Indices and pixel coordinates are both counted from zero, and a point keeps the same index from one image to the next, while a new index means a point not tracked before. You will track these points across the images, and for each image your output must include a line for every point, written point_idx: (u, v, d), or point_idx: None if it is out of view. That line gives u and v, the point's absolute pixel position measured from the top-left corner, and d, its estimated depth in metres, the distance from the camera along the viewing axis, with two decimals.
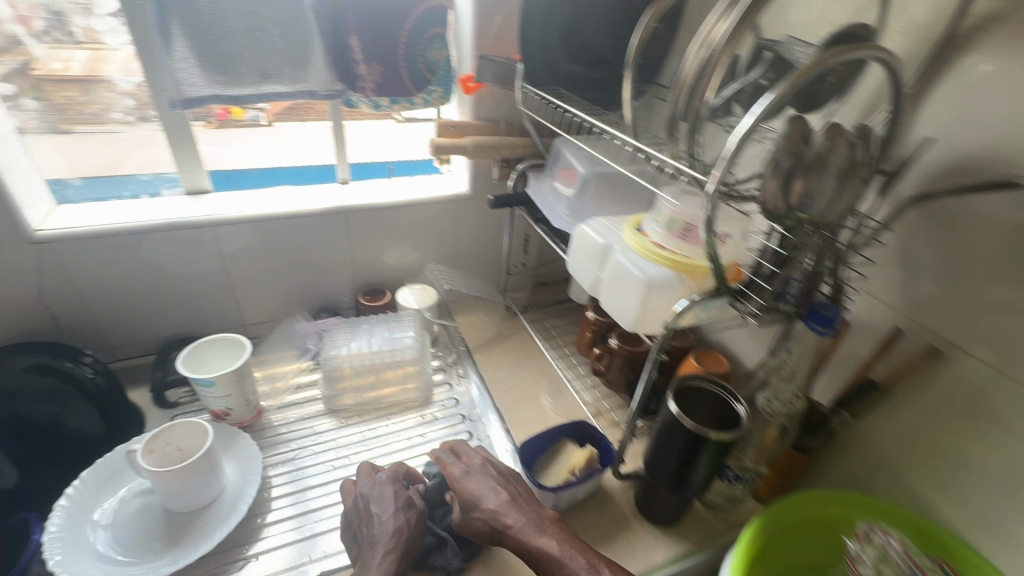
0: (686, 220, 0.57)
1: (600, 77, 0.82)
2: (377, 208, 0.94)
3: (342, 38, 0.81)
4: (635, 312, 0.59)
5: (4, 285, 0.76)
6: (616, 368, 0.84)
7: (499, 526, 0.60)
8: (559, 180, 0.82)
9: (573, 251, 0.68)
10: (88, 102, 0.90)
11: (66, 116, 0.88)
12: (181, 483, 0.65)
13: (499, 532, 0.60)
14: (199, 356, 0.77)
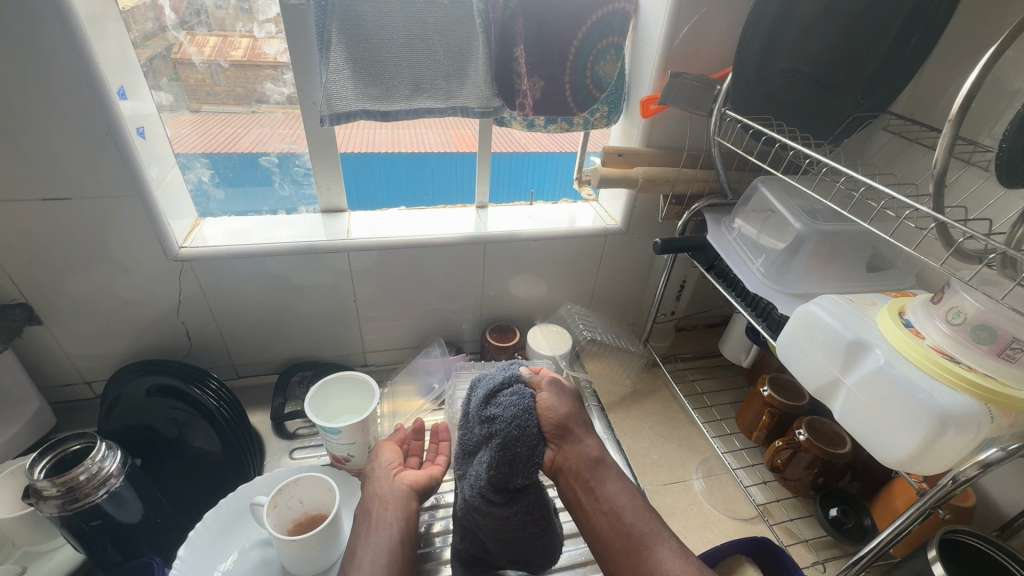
0: (1013, 334, 0.40)
1: (823, 104, 0.65)
2: (517, 238, 0.84)
3: (508, 48, 0.70)
4: (909, 446, 0.42)
5: (147, 297, 0.75)
6: (801, 467, 0.67)
7: (562, 431, 0.56)
8: (754, 230, 0.67)
9: (795, 339, 0.53)
10: (217, 84, 0.70)
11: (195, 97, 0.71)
12: (304, 549, 0.59)
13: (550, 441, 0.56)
14: (324, 395, 0.71)
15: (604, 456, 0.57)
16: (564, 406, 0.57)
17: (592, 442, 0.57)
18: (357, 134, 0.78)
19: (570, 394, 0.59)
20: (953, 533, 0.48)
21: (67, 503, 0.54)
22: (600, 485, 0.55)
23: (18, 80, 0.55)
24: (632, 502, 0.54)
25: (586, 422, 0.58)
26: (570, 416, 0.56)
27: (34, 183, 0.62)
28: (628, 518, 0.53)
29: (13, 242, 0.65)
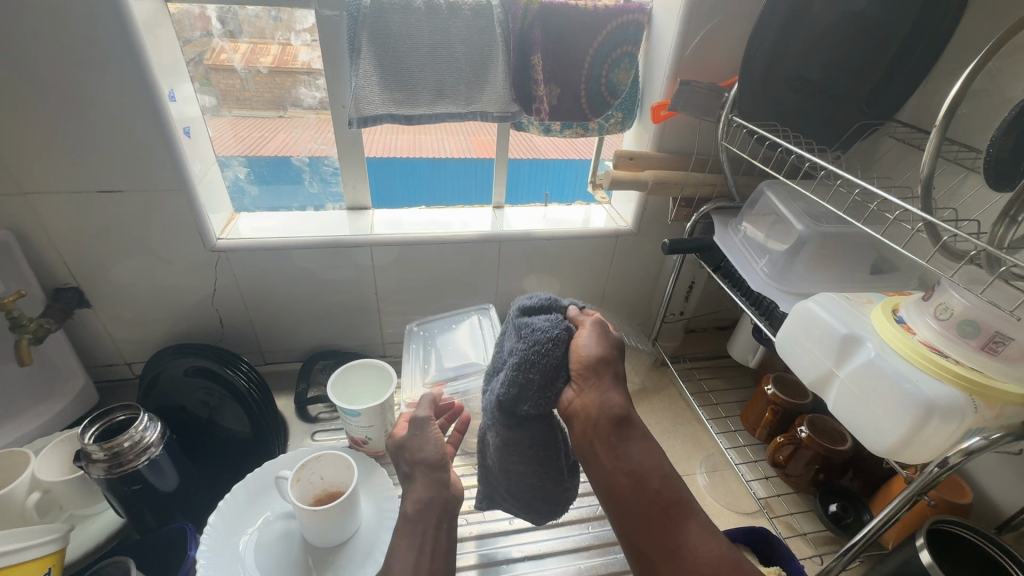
0: (996, 328, 0.42)
1: (829, 113, 0.67)
2: (532, 238, 0.87)
3: (525, 56, 0.74)
4: (896, 434, 0.45)
5: (186, 284, 0.80)
6: (801, 463, 0.69)
7: (590, 374, 0.50)
8: (759, 232, 0.69)
9: (792, 333, 0.55)
10: (247, 93, 0.76)
11: (226, 102, 0.77)
12: (324, 520, 0.63)
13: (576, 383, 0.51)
14: (345, 381, 0.75)
15: (632, 413, 0.50)
16: (598, 350, 0.51)
17: (617, 396, 0.50)
18: (379, 138, 0.82)
19: (612, 342, 0.53)
20: (943, 522, 0.49)
21: (113, 466, 0.59)
22: (624, 442, 0.49)
23: (83, 84, 0.61)
24: (658, 462, 0.49)
25: (619, 371, 0.52)
26: (602, 363, 0.51)
27: (90, 178, 0.68)
28: (653, 481, 0.48)
29: (69, 231, 0.71)
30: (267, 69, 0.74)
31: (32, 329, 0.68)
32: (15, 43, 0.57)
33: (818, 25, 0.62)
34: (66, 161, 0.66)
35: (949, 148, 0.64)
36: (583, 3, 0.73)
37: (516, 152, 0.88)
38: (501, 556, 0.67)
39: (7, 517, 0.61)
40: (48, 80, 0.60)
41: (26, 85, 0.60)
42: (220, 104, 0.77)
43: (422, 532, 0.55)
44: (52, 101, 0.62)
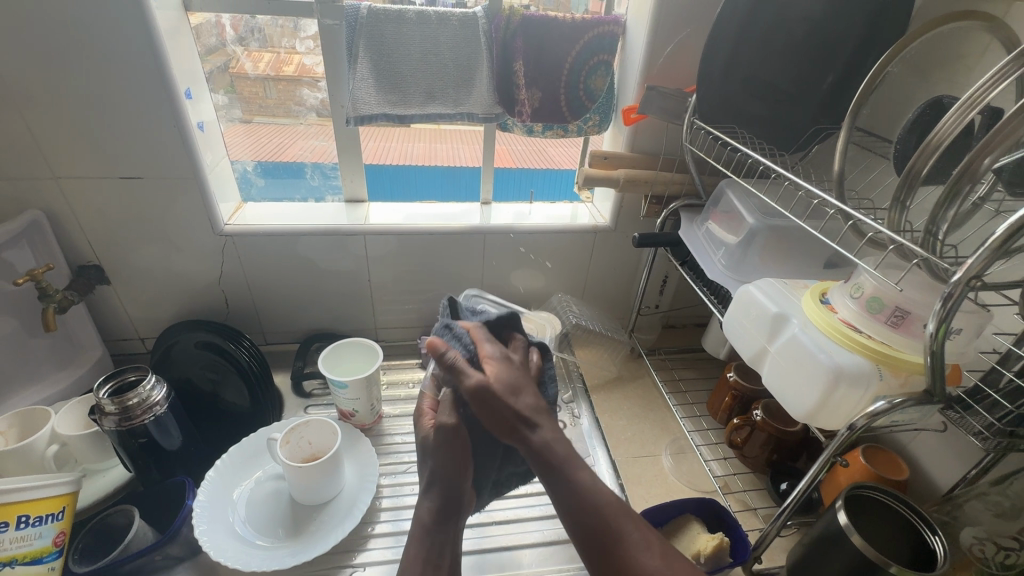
0: (897, 302, 0.47)
1: (784, 118, 0.73)
2: (515, 231, 0.93)
3: (508, 63, 0.81)
4: (814, 402, 0.50)
5: (195, 266, 0.88)
6: (757, 445, 0.73)
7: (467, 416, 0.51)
8: (719, 226, 0.74)
9: (735, 314, 0.60)
10: (268, 99, 0.85)
11: (250, 108, 0.86)
12: (310, 478, 0.69)
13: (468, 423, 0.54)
14: (336, 357, 0.82)
15: (547, 455, 0.47)
16: (482, 408, 0.50)
17: (534, 437, 0.48)
18: (397, 145, 0.94)
19: (501, 387, 0.50)
20: (863, 488, 0.53)
21: (123, 419, 0.66)
22: (551, 474, 0.47)
23: (112, 82, 0.69)
24: (597, 500, 0.45)
25: (517, 412, 0.49)
26: (490, 417, 0.50)
27: (114, 166, 0.76)
28: (590, 518, 0.44)
29: (94, 213, 0.79)
30: (291, 75, 0.82)
31: (58, 299, 0.76)
32: (55, 46, 0.66)
33: (770, 36, 0.67)
34: (94, 151, 0.74)
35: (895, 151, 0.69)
36: (562, 15, 0.79)
37: (529, 160, 0.99)
38: (472, 519, 0.72)
39: (28, 465, 0.68)
40: (82, 78, 0.68)
41: (62, 82, 0.68)
42: (242, 111, 0.86)
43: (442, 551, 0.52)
44: (85, 97, 0.70)
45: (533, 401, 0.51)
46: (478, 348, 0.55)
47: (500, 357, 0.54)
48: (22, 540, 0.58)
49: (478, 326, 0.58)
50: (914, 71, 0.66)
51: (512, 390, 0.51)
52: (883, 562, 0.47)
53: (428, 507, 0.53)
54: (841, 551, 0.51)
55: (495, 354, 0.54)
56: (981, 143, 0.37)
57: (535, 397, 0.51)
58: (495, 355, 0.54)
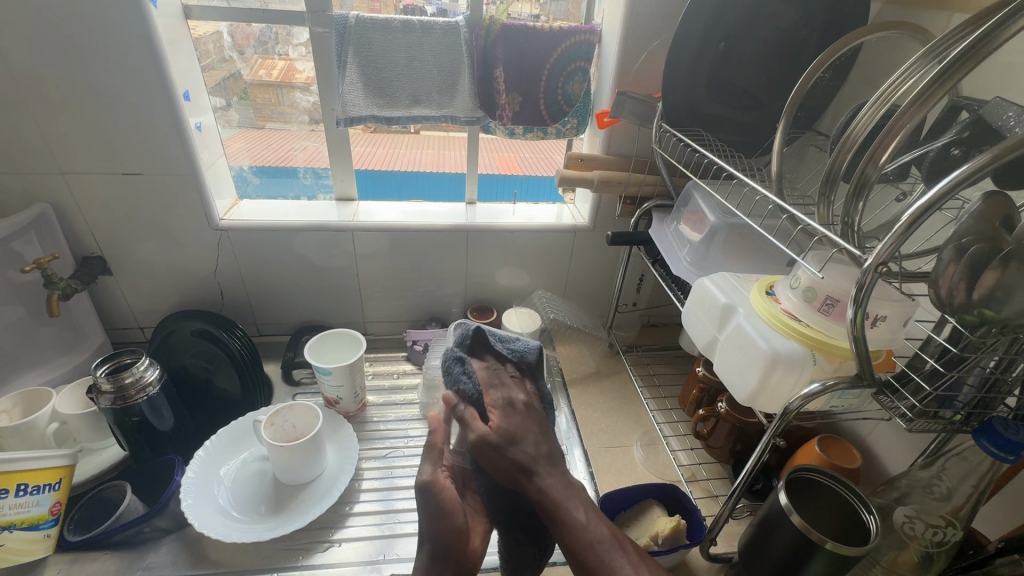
0: (829, 291, 0.50)
1: (749, 123, 0.77)
2: (498, 229, 0.97)
3: (489, 69, 0.85)
4: (754, 386, 0.53)
5: (193, 259, 0.92)
6: (721, 436, 0.76)
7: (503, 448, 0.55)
8: (686, 225, 0.78)
9: (692, 305, 0.64)
10: (281, 105, 0.91)
11: (262, 114, 0.92)
12: (292, 459, 0.73)
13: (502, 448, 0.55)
14: (322, 347, 0.86)
15: (546, 502, 0.54)
16: (486, 458, 0.54)
17: (535, 481, 0.54)
18: (405, 151, 1.02)
19: (499, 439, 0.55)
20: (805, 470, 0.56)
21: (118, 399, 0.70)
22: (563, 511, 0.53)
23: (117, 84, 0.74)
24: (592, 539, 0.52)
25: (520, 462, 0.55)
26: (493, 469, 0.55)
27: (118, 162, 0.81)
28: (585, 558, 0.51)
29: (98, 208, 0.84)
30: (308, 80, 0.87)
31: (62, 287, 0.81)
32: (65, 51, 0.71)
33: (732, 45, 0.71)
34: (99, 149, 0.79)
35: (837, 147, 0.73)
36: (541, 24, 0.84)
37: (535, 168, 1.03)
38: None
39: (30, 440, 0.73)
40: (88, 82, 0.74)
41: (71, 83, 0.73)
42: (256, 116, 0.93)
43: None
44: (91, 99, 0.75)
45: (535, 449, 0.56)
46: (482, 394, 0.58)
47: (504, 402, 0.58)
48: (20, 507, 0.62)
49: (482, 367, 0.61)
50: (868, 78, 0.70)
51: (510, 440, 0.55)
52: (818, 538, 0.50)
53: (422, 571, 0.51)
54: (781, 530, 0.54)
55: (499, 400, 0.58)
56: (870, 150, 0.41)
57: (536, 446, 0.57)
58: (500, 402, 0.58)
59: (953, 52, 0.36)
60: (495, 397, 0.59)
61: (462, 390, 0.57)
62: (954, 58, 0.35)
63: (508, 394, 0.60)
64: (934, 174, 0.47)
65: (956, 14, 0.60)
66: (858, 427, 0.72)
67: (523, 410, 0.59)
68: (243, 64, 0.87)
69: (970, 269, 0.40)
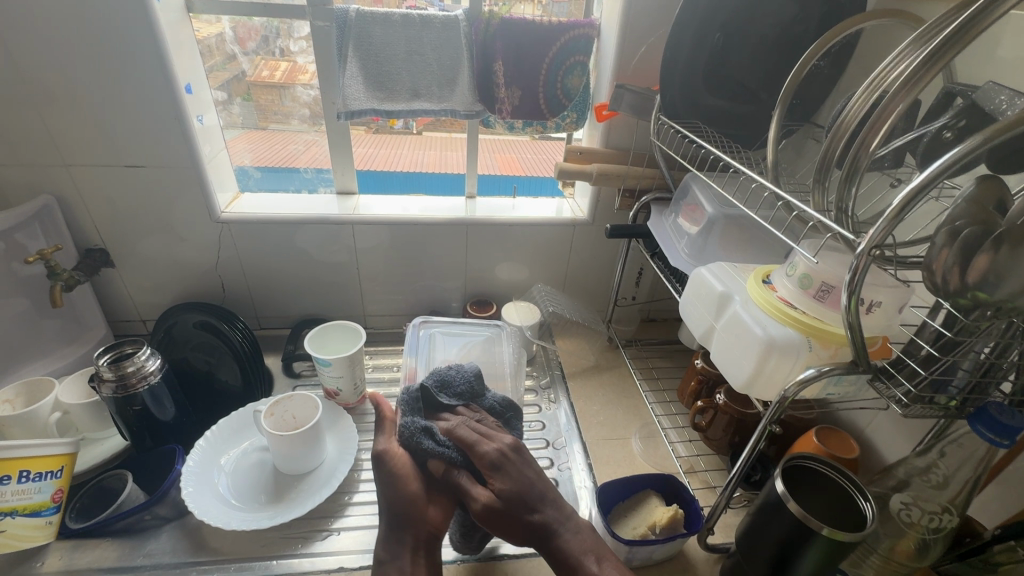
0: (824, 278, 0.50)
1: (747, 115, 0.77)
2: (497, 223, 0.98)
3: (489, 63, 0.86)
4: (750, 373, 0.53)
5: (194, 253, 0.93)
6: (720, 427, 0.76)
7: (519, 517, 0.55)
8: (684, 218, 0.78)
9: (689, 295, 0.64)
10: (282, 105, 0.92)
11: (264, 116, 0.94)
12: (291, 448, 0.73)
13: (518, 514, 0.55)
14: (322, 339, 0.86)
15: (566, 559, 0.53)
16: (497, 527, 0.55)
17: (556, 540, 0.54)
18: (408, 153, 1.06)
19: (507, 506, 0.55)
20: (802, 458, 0.56)
21: (119, 388, 0.71)
22: (587, 569, 0.52)
23: (119, 77, 0.75)
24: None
25: (537, 523, 0.55)
26: (506, 532, 0.55)
27: (121, 155, 0.81)
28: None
29: (100, 201, 0.85)
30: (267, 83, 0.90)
31: (65, 278, 0.82)
32: (69, 45, 0.72)
33: (731, 37, 0.71)
34: (102, 142, 0.80)
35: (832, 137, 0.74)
36: (540, 19, 0.84)
37: (538, 166, 1.06)
38: None
39: (32, 430, 0.73)
40: (91, 76, 0.74)
41: (73, 76, 0.74)
42: (259, 118, 0.94)
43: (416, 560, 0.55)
44: (93, 92, 0.76)
45: (543, 503, 0.57)
46: (471, 456, 0.59)
47: (496, 462, 0.58)
48: (22, 494, 0.62)
49: (459, 426, 0.61)
50: (866, 70, 0.70)
51: (520, 503, 0.56)
52: (815, 523, 0.50)
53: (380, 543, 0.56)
54: (778, 517, 0.54)
55: (493, 458, 0.58)
56: (862, 135, 0.42)
57: (549, 502, 0.57)
58: (494, 460, 0.58)
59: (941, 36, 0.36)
60: (487, 454, 0.58)
61: (449, 458, 0.59)
62: (940, 42, 0.36)
63: (497, 445, 0.60)
64: (928, 160, 0.47)
65: None
66: (857, 418, 0.72)
67: (520, 460, 0.60)
68: (245, 59, 0.88)
69: (963, 251, 0.40)
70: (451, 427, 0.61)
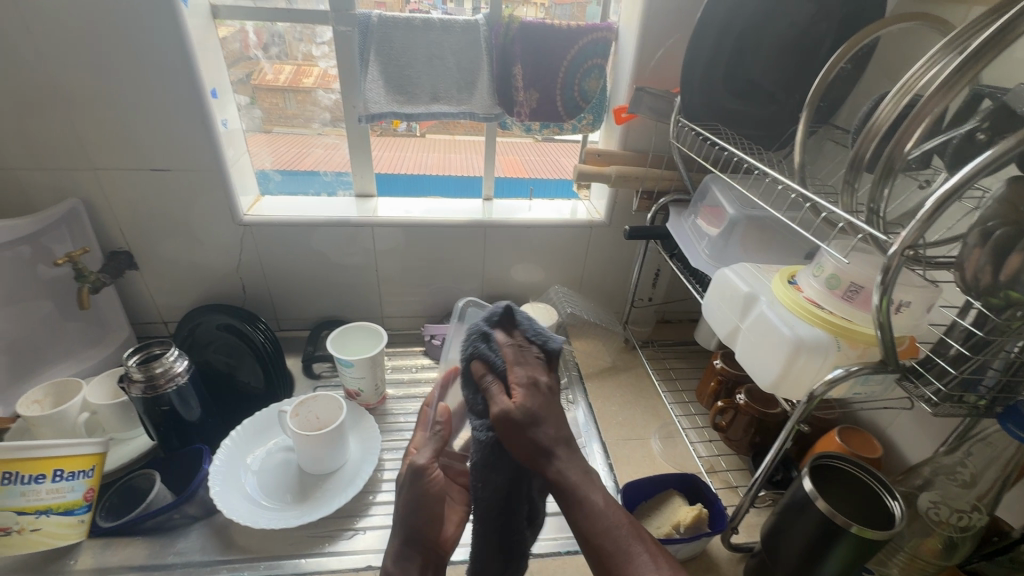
0: (853, 279, 0.51)
1: (767, 117, 0.77)
2: (515, 225, 0.99)
3: (508, 67, 0.87)
4: (777, 373, 0.54)
5: (216, 255, 0.94)
6: (740, 428, 0.77)
7: (529, 433, 0.48)
8: (704, 219, 0.78)
9: (713, 296, 0.65)
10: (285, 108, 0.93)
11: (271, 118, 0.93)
12: (316, 449, 0.74)
13: (528, 432, 0.48)
14: (343, 340, 0.87)
15: (563, 486, 0.47)
16: (505, 437, 0.49)
17: (555, 465, 0.48)
18: (412, 153, 1.03)
19: (521, 417, 0.49)
20: (829, 458, 0.56)
21: (148, 388, 0.72)
22: (586, 497, 0.47)
23: (146, 82, 0.76)
24: (606, 524, 0.47)
25: (543, 443, 0.48)
26: (511, 445, 0.49)
27: (147, 159, 0.83)
28: (597, 539, 0.46)
29: (125, 204, 0.86)
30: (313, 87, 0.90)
31: (92, 280, 0.83)
32: (99, 52, 0.73)
33: (751, 40, 0.72)
34: (127, 146, 0.81)
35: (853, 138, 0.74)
36: (558, 22, 0.85)
37: (541, 169, 1.06)
38: None
39: (62, 430, 0.75)
40: (118, 81, 0.76)
41: (101, 81, 0.75)
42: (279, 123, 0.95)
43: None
44: (121, 99, 0.77)
45: (559, 431, 0.49)
46: (507, 369, 0.52)
47: (528, 378, 0.51)
48: (56, 492, 0.63)
49: (512, 338, 0.54)
50: (887, 72, 0.70)
51: (534, 419, 0.49)
52: (844, 522, 0.50)
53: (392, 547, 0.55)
54: (805, 517, 0.54)
55: (524, 376, 0.51)
56: (896, 137, 0.42)
57: (564, 433, 0.50)
58: (525, 379, 0.51)
59: (975, 43, 0.37)
60: (517, 370, 0.51)
61: (491, 361, 0.52)
62: (974, 49, 0.36)
63: (533, 367, 0.53)
64: (958, 161, 0.47)
65: (973, 7, 0.61)
66: (878, 418, 0.72)
67: (548, 387, 0.52)
68: (266, 63, 0.89)
69: (996, 252, 0.40)
70: (506, 334, 0.55)
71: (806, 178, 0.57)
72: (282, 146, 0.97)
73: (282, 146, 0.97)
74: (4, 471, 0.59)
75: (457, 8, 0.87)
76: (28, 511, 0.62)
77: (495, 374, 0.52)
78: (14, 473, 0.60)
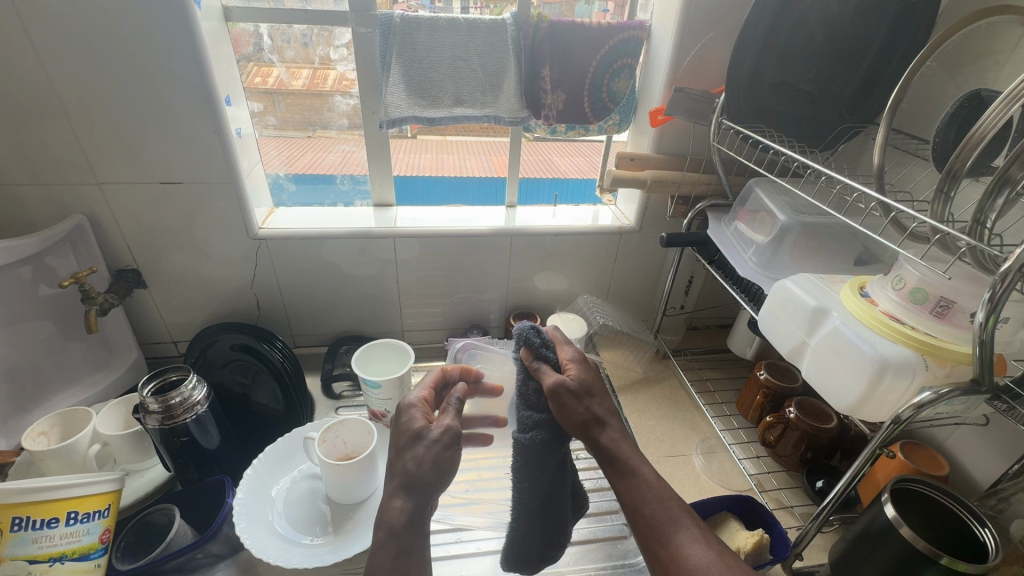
0: (942, 293, 0.48)
1: (814, 117, 0.74)
2: (541, 233, 0.94)
3: (536, 69, 0.82)
4: (857, 395, 0.50)
5: (229, 271, 0.89)
6: (790, 444, 0.73)
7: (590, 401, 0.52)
8: (747, 224, 0.75)
9: (771, 309, 0.61)
10: (294, 111, 0.88)
11: (292, 124, 0.89)
12: (347, 478, 0.69)
13: (591, 398, 0.52)
14: (368, 358, 0.83)
15: (616, 455, 0.50)
16: (566, 403, 0.51)
17: (607, 436, 0.51)
18: (406, 155, 0.95)
19: (574, 386, 0.52)
20: (903, 481, 0.54)
21: (166, 418, 0.67)
22: (638, 465, 0.50)
23: (156, 92, 0.72)
24: (660, 495, 0.48)
25: (599, 415, 0.51)
26: (566, 414, 0.51)
27: (154, 172, 0.78)
28: (647, 508, 0.48)
29: (133, 221, 0.81)
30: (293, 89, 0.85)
31: (99, 302, 0.79)
32: (105, 57, 0.68)
33: (799, 38, 0.69)
34: (136, 158, 0.76)
35: (911, 142, 0.71)
36: (589, 20, 0.81)
37: (534, 169, 0.99)
38: None
39: (71, 465, 0.70)
40: (125, 89, 0.71)
41: (109, 88, 0.70)
42: (293, 128, 0.90)
43: (408, 556, 0.47)
44: (127, 107, 0.72)
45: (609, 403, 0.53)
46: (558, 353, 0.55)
47: (577, 358, 0.55)
48: (71, 536, 0.58)
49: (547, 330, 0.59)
50: (942, 69, 0.67)
51: (587, 390, 0.52)
52: (933, 552, 0.46)
53: (399, 507, 0.48)
54: (887, 547, 0.50)
55: (572, 355, 0.55)
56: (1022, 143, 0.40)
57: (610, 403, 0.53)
58: (573, 357, 0.55)
59: None
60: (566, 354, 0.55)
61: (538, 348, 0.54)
62: None
63: (575, 348, 0.57)
64: None
65: None
66: (935, 432, 0.69)
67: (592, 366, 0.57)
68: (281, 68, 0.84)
69: None
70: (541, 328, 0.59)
71: (884, 184, 0.56)
72: (277, 151, 0.91)
73: (278, 153, 0.91)
74: (13, 517, 0.55)
75: (443, 6, 0.81)
76: (41, 559, 0.57)
77: (550, 356, 0.54)
78: (25, 518, 0.56)
